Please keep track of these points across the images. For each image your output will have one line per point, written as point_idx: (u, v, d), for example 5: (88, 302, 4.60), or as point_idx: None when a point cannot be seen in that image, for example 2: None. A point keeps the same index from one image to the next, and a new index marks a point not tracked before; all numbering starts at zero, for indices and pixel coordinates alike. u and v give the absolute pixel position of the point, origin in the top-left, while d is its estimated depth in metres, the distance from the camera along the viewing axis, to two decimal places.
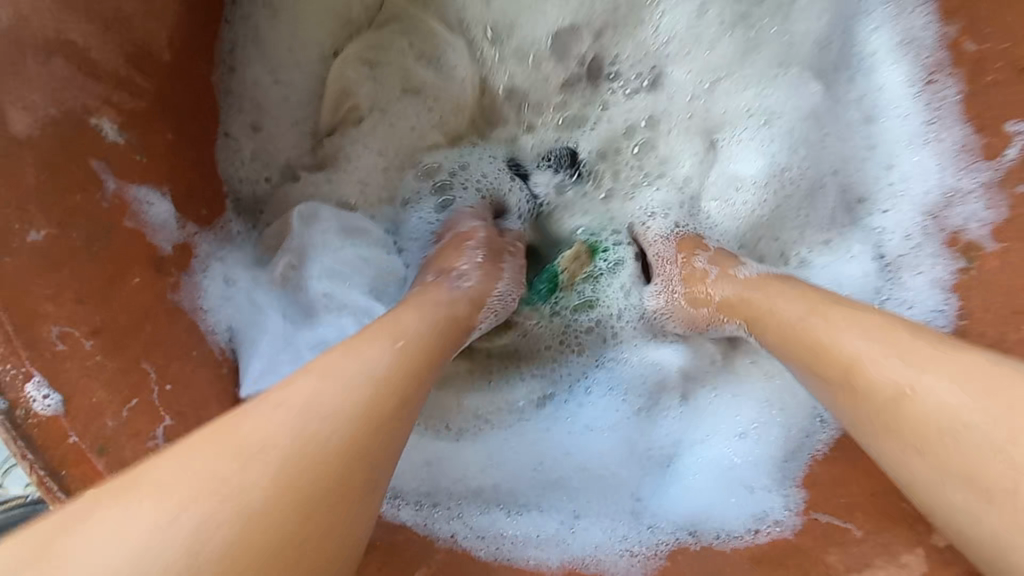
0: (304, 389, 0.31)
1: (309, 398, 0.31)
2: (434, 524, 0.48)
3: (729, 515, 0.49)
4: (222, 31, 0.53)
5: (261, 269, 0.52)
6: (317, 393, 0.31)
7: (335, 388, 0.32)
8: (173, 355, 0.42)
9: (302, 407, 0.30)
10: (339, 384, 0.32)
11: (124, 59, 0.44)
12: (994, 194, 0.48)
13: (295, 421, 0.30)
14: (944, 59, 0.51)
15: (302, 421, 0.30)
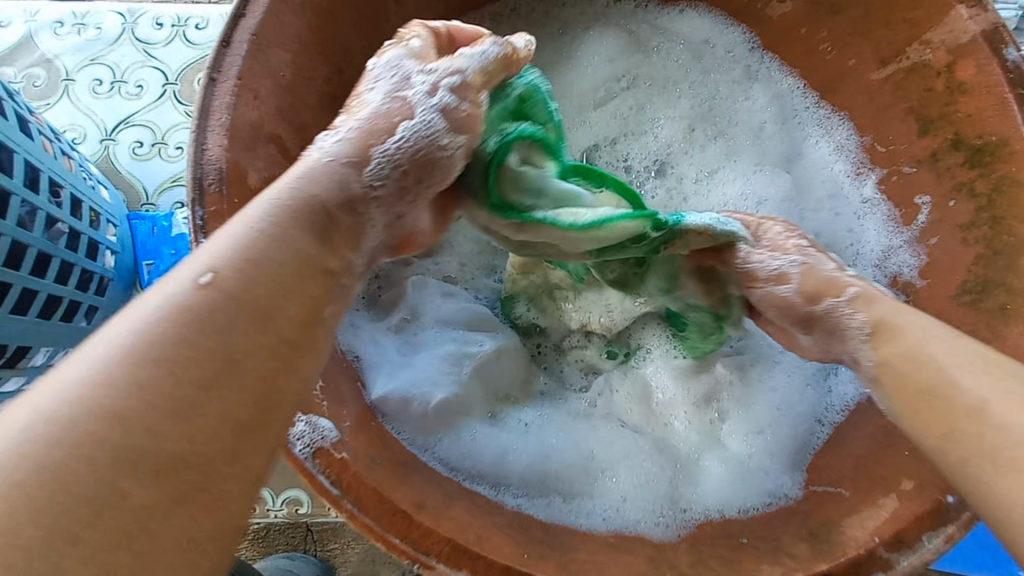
0: (143, 306, 0.37)
1: (147, 315, 0.36)
2: (503, 497, 0.58)
3: (751, 495, 0.59)
4: None
5: (369, 303, 0.69)
6: (158, 307, 0.37)
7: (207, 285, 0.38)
8: None
9: (138, 320, 0.36)
10: (184, 295, 0.37)
11: (303, 147, 0.64)
12: (917, 248, 0.66)
13: (129, 331, 0.36)
14: (864, 160, 0.72)
15: (123, 334, 0.36)
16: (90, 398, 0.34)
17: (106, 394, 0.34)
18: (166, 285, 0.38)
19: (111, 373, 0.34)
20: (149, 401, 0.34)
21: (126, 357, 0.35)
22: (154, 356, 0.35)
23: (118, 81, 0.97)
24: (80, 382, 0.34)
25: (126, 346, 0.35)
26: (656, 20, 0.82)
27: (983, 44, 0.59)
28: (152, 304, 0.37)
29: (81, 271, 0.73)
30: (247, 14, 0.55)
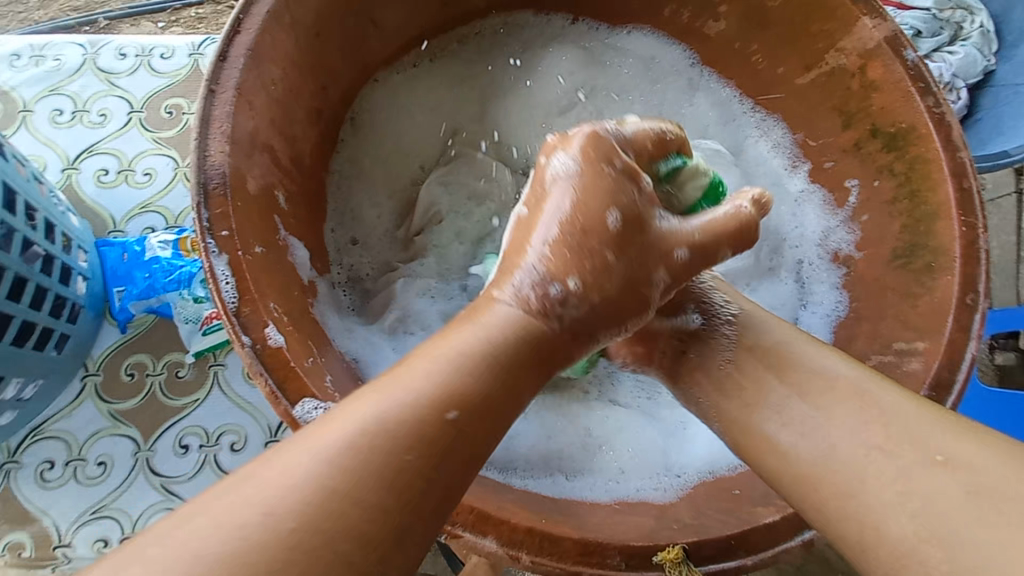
0: (398, 382, 0.43)
1: (432, 371, 0.44)
2: (511, 478, 0.59)
3: (737, 455, 0.63)
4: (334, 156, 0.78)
5: (351, 310, 0.71)
6: (413, 391, 0.42)
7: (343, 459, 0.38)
8: (317, 343, 0.58)
9: (391, 399, 0.41)
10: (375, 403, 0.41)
11: (291, 157, 0.66)
12: (851, 225, 0.75)
13: (384, 409, 0.41)
14: (797, 154, 0.83)
15: (378, 416, 0.40)
16: (333, 458, 0.38)
17: (353, 468, 0.38)
18: (413, 372, 0.44)
19: (358, 441, 0.39)
20: (362, 480, 0.37)
21: (375, 428, 0.39)
22: (416, 425, 0.40)
23: (80, 111, 0.96)
24: (338, 454, 0.38)
25: (383, 420, 0.40)
26: (607, 39, 0.90)
27: (887, 48, 0.70)
28: (425, 383, 0.43)
29: (54, 296, 0.71)
30: (241, 31, 0.58)
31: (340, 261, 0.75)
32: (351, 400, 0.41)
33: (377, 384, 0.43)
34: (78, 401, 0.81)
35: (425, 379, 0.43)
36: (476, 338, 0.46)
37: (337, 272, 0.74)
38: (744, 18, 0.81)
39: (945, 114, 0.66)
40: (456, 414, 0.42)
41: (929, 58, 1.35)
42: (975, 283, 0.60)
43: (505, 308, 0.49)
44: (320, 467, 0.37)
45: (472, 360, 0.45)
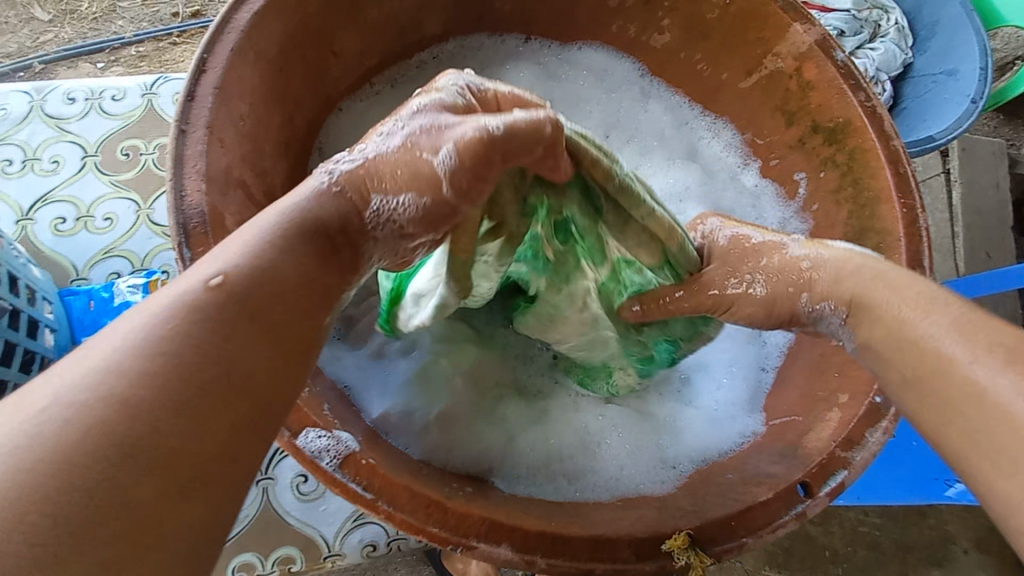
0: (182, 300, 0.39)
1: (186, 291, 0.40)
2: (514, 486, 0.60)
3: (725, 441, 0.67)
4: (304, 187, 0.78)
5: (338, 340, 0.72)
6: (169, 297, 0.39)
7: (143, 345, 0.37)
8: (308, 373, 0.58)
9: (176, 293, 0.40)
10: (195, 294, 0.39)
11: (263, 191, 0.66)
12: (802, 217, 0.81)
13: (172, 316, 0.38)
14: (748, 153, 0.88)
15: (164, 343, 0.37)
16: (109, 387, 0.35)
17: (119, 385, 0.35)
18: (190, 278, 0.41)
19: (140, 367, 0.36)
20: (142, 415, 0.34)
21: (170, 330, 0.38)
22: (198, 336, 0.38)
23: (31, 158, 0.93)
24: (97, 381, 0.35)
25: (164, 333, 0.37)
26: (561, 54, 0.94)
27: (819, 51, 0.76)
28: (163, 297, 0.39)
29: (23, 351, 0.68)
30: (207, 69, 0.59)
31: None
32: (115, 328, 0.37)
33: (159, 297, 0.39)
34: None
35: (211, 266, 0.41)
36: (256, 235, 0.44)
37: None
38: (686, 29, 0.87)
39: (875, 107, 0.73)
40: (222, 282, 0.40)
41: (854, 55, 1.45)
42: (920, 259, 0.66)
43: (317, 179, 0.47)
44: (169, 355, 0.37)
45: (251, 255, 0.42)
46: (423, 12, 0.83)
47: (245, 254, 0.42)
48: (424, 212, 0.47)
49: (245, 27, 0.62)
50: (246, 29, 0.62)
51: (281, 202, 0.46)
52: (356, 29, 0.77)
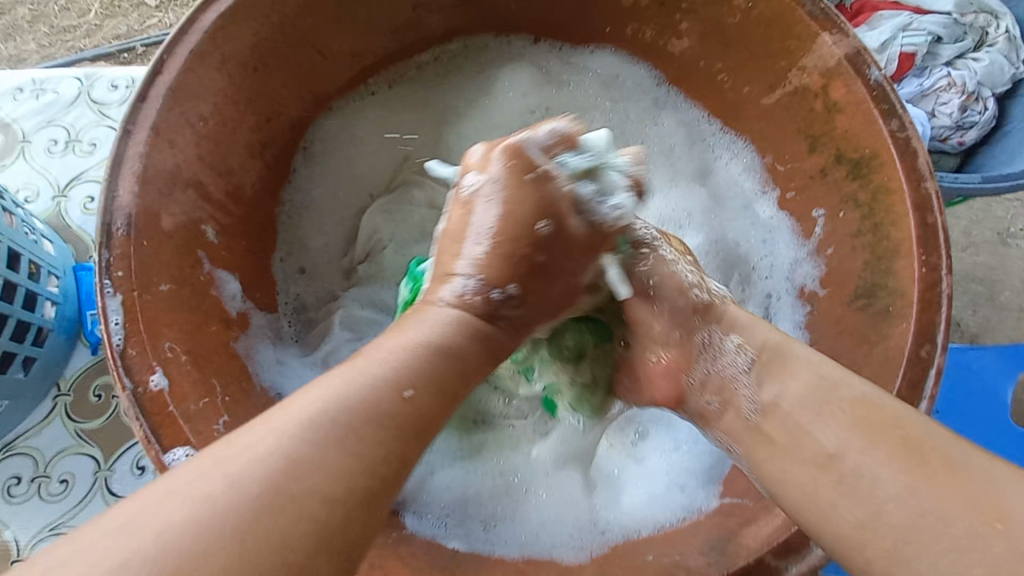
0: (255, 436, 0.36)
1: (356, 401, 0.39)
2: (416, 527, 0.57)
3: (668, 512, 0.59)
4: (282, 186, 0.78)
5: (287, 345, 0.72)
6: (341, 398, 0.39)
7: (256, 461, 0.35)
8: (227, 375, 0.58)
9: (317, 410, 0.38)
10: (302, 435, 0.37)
11: (226, 191, 0.67)
12: (818, 259, 0.69)
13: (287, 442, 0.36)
14: (767, 179, 0.76)
15: (244, 463, 0.34)
16: (240, 496, 0.33)
17: (248, 498, 0.33)
18: (297, 409, 0.38)
19: (264, 479, 0.34)
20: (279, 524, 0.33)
21: (317, 441, 0.36)
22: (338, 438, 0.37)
23: (73, 140, 1.01)
24: (226, 498, 0.33)
25: (328, 424, 0.37)
26: (568, 59, 0.87)
27: (848, 67, 0.64)
28: (305, 410, 0.38)
29: (16, 322, 0.76)
30: (164, 72, 0.60)
31: (285, 293, 0.76)
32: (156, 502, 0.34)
33: (249, 437, 0.36)
34: (47, 420, 0.86)
35: (386, 366, 0.42)
36: (420, 334, 0.46)
37: (281, 306, 0.75)
38: (705, 34, 0.76)
39: (910, 138, 0.60)
40: (400, 392, 0.41)
41: (952, 66, 1.27)
42: (932, 332, 0.54)
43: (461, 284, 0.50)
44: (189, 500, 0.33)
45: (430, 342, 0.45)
46: (420, 12, 0.80)
47: (402, 361, 0.43)
48: (521, 278, 0.51)
49: (210, 29, 0.63)
50: (211, 31, 0.63)
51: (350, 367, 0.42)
52: (346, 30, 0.75)
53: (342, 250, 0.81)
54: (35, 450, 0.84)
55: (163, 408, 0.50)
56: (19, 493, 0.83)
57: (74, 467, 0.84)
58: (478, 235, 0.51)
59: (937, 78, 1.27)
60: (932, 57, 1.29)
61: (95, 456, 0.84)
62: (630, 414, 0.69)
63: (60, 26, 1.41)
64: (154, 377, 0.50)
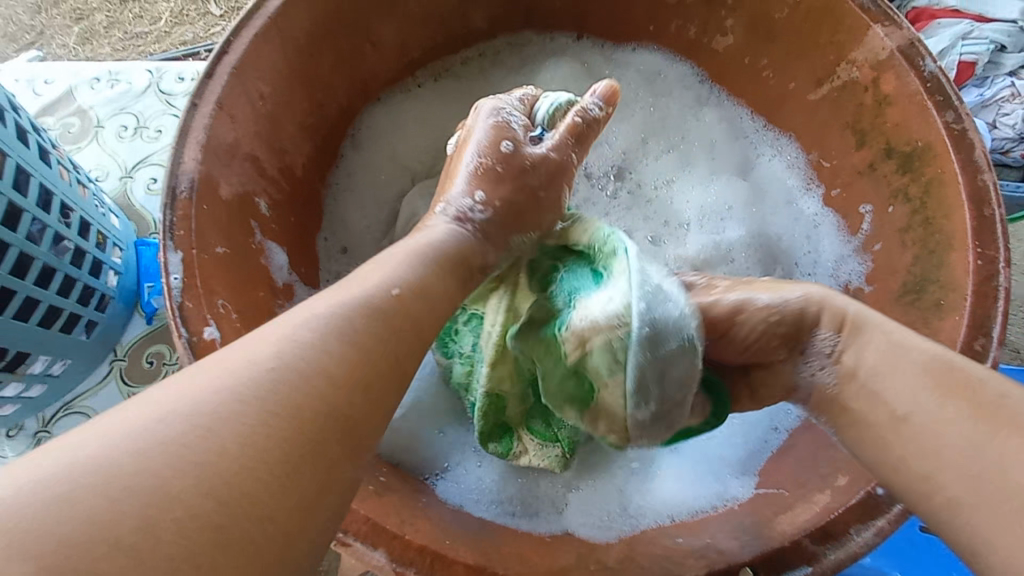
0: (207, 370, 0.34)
1: (331, 317, 0.39)
2: (441, 493, 0.59)
3: (702, 500, 0.58)
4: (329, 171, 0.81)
5: None
6: (309, 323, 0.39)
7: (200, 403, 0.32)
8: None
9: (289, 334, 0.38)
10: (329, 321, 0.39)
11: (279, 167, 0.71)
12: (864, 255, 0.67)
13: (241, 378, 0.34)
14: (813, 176, 0.75)
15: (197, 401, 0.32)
16: (181, 421, 0.32)
17: (210, 422, 0.32)
18: (254, 346, 0.36)
19: (208, 403, 0.33)
20: (250, 430, 0.32)
21: (292, 360, 0.36)
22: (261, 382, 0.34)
23: (141, 126, 1.09)
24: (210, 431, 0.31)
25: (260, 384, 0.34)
26: (610, 54, 0.87)
27: (900, 59, 0.63)
28: (272, 345, 0.36)
29: (82, 285, 0.82)
30: (229, 51, 0.64)
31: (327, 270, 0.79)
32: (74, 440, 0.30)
33: (155, 392, 0.33)
34: (103, 383, 0.91)
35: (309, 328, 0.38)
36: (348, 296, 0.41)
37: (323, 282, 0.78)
38: (750, 29, 0.75)
39: (966, 129, 0.59)
40: (401, 294, 0.44)
41: (1015, 76, 1.23)
42: (988, 326, 0.52)
43: (442, 220, 0.56)
44: (116, 443, 0.30)
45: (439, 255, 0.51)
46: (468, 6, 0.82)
47: (395, 272, 0.46)
48: (504, 208, 0.58)
49: (273, 13, 0.67)
50: (274, 14, 0.67)
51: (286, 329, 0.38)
52: (397, 21, 0.78)
53: (382, 233, 0.84)
54: (89, 410, 0.90)
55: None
56: None
57: None
58: (463, 189, 0.58)
59: (999, 87, 1.22)
60: (994, 66, 1.24)
61: None
62: None
63: (133, 33, 1.51)
64: (208, 328, 0.53)
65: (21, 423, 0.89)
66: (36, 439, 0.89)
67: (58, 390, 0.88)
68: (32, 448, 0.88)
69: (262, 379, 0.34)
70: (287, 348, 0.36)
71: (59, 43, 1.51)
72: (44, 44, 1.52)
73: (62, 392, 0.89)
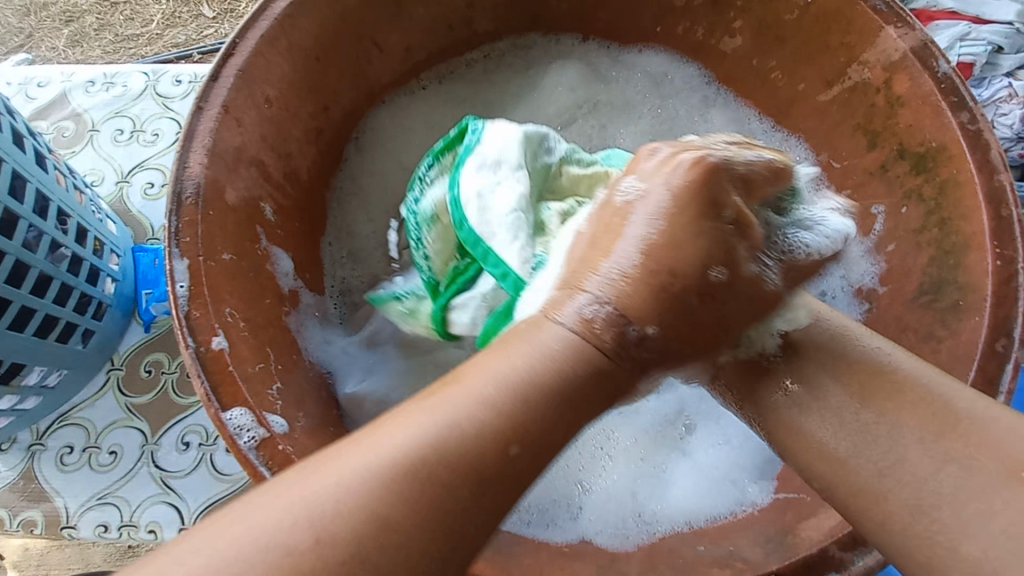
0: (340, 464, 0.36)
1: (492, 385, 0.40)
2: (454, 502, 0.58)
3: (720, 507, 0.57)
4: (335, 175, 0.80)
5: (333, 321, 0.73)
6: (470, 401, 0.39)
7: (336, 485, 0.35)
8: (276, 341, 0.59)
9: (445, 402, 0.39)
10: (461, 411, 0.39)
11: (285, 172, 0.69)
12: (874, 252, 0.66)
13: (376, 469, 0.36)
14: (823, 175, 0.74)
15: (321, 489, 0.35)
16: (315, 513, 0.34)
17: (371, 510, 0.34)
18: (392, 432, 0.38)
19: (361, 488, 0.35)
20: (388, 522, 0.34)
21: (408, 459, 0.36)
22: (394, 491, 0.35)
23: (137, 130, 1.06)
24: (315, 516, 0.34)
25: (389, 467, 0.36)
26: (616, 55, 0.87)
27: (915, 59, 0.63)
28: (411, 433, 0.37)
29: (80, 294, 0.80)
30: (235, 54, 0.63)
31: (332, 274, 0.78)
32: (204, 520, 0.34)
33: (297, 482, 0.35)
34: (101, 393, 0.89)
35: (427, 418, 0.38)
36: (509, 370, 0.40)
37: (330, 288, 0.76)
38: (759, 30, 0.75)
39: (981, 131, 0.59)
40: (512, 403, 0.39)
41: (1013, 77, 1.24)
42: (1008, 327, 0.52)
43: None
44: (264, 539, 0.33)
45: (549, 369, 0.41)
46: (473, 8, 0.81)
47: (501, 381, 0.40)
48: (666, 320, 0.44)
49: (279, 16, 0.66)
50: (279, 16, 0.66)
51: (435, 414, 0.38)
52: (403, 24, 0.77)
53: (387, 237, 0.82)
54: (87, 420, 0.88)
55: (223, 367, 0.52)
56: (71, 462, 0.86)
57: (123, 439, 0.87)
58: None
59: (998, 88, 1.23)
60: (992, 67, 1.25)
61: (143, 430, 0.87)
62: (684, 407, 0.66)
63: (123, 35, 1.48)
64: (216, 338, 0.52)
65: (15, 435, 0.87)
66: (30, 452, 0.86)
67: (53, 401, 0.85)
68: (27, 461, 0.86)
69: (381, 478, 0.35)
70: (417, 437, 0.37)
71: (48, 46, 1.49)
72: (34, 46, 1.49)
73: (58, 403, 0.86)
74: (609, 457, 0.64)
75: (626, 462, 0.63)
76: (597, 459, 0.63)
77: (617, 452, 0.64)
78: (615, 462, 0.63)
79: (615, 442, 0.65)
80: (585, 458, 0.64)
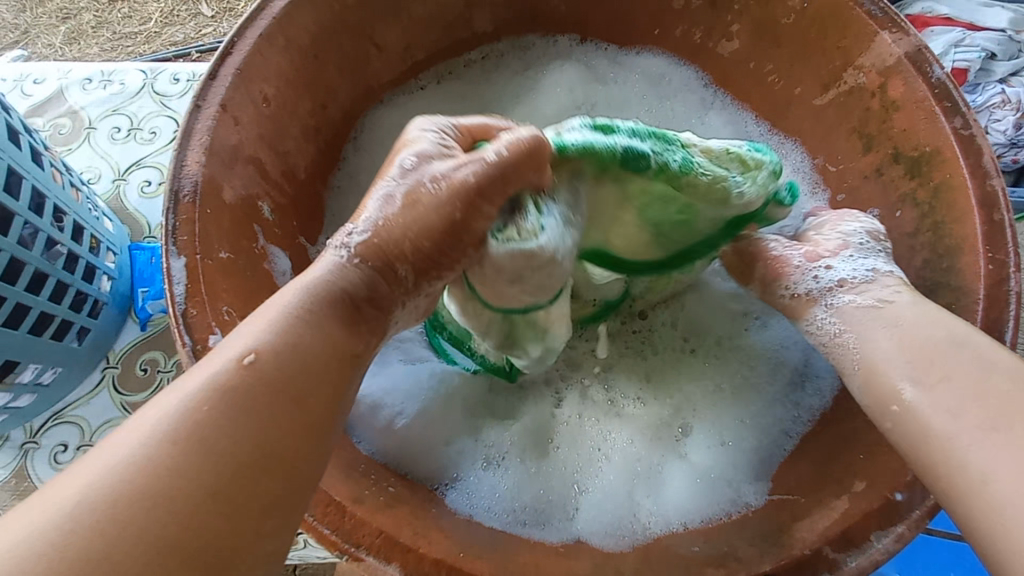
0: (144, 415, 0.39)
1: (306, 295, 0.46)
2: (451, 501, 0.58)
3: (715, 508, 0.58)
4: (333, 174, 0.80)
5: None
6: (204, 383, 0.41)
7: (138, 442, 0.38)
8: None
9: (245, 343, 0.43)
10: (225, 373, 0.41)
11: (283, 171, 0.69)
12: None
13: (158, 422, 0.39)
14: (818, 181, 0.74)
15: (154, 430, 0.38)
16: (129, 497, 0.36)
17: (136, 493, 0.36)
18: (143, 420, 0.39)
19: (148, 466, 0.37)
20: (179, 469, 0.37)
21: (174, 411, 0.39)
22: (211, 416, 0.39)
23: (135, 128, 1.06)
24: (125, 477, 0.36)
25: (164, 421, 0.39)
26: (614, 56, 0.87)
27: (908, 65, 0.63)
28: (181, 387, 0.41)
29: (76, 291, 0.80)
30: (233, 52, 0.63)
31: None
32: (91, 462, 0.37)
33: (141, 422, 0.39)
34: (95, 391, 0.89)
35: (236, 345, 0.43)
36: (306, 291, 0.46)
37: None
38: (756, 34, 0.75)
39: (974, 135, 0.60)
40: (258, 361, 0.42)
41: (1005, 84, 1.25)
42: (999, 330, 0.53)
43: (334, 256, 0.48)
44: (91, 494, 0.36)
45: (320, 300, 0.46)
46: (472, 9, 0.81)
47: (279, 334, 0.44)
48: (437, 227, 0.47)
49: (279, 15, 0.66)
50: (278, 15, 0.66)
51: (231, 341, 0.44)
52: (401, 24, 0.77)
53: None
54: (81, 418, 0.88)
55: None
56: (65, 460, 0.85)
57: None
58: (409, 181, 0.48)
59: (991, 94, 1.24)
60: (985, 73, 1.26)
61: None
62: (681, 410, 0.66)
63: (121, 33, 1.48)
64: (213, 336, 0.52)
65: (7, 433, 0.86)
66: (23, 450, 0.86)
67: (47, 399, 0.85)
68: (20, 459, 0.86)
69: (148, 419, 0.39)
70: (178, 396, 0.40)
71: (45, 42, 1.48)
72: (29, 42, 1.48)
73: (51, 401, 0.86)
74: (586, 449, 0.65)
75: (593, 447, 0.65)
76: (569, 450, 0.65)
77: (591, 441, 0.65)
78: (586, 452, 0.65)
79: (584, 430, 0.66)
80: (559, 449, 0.65)
